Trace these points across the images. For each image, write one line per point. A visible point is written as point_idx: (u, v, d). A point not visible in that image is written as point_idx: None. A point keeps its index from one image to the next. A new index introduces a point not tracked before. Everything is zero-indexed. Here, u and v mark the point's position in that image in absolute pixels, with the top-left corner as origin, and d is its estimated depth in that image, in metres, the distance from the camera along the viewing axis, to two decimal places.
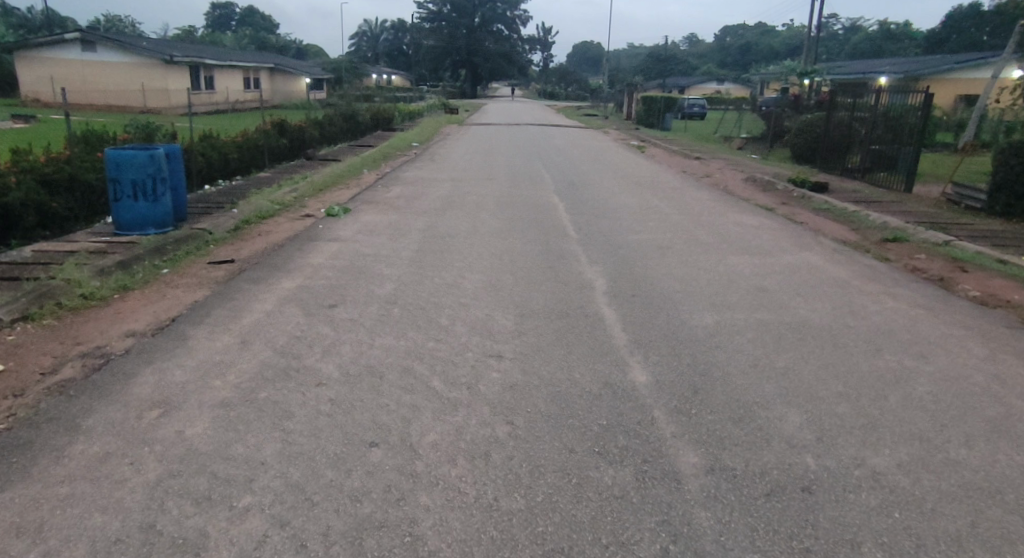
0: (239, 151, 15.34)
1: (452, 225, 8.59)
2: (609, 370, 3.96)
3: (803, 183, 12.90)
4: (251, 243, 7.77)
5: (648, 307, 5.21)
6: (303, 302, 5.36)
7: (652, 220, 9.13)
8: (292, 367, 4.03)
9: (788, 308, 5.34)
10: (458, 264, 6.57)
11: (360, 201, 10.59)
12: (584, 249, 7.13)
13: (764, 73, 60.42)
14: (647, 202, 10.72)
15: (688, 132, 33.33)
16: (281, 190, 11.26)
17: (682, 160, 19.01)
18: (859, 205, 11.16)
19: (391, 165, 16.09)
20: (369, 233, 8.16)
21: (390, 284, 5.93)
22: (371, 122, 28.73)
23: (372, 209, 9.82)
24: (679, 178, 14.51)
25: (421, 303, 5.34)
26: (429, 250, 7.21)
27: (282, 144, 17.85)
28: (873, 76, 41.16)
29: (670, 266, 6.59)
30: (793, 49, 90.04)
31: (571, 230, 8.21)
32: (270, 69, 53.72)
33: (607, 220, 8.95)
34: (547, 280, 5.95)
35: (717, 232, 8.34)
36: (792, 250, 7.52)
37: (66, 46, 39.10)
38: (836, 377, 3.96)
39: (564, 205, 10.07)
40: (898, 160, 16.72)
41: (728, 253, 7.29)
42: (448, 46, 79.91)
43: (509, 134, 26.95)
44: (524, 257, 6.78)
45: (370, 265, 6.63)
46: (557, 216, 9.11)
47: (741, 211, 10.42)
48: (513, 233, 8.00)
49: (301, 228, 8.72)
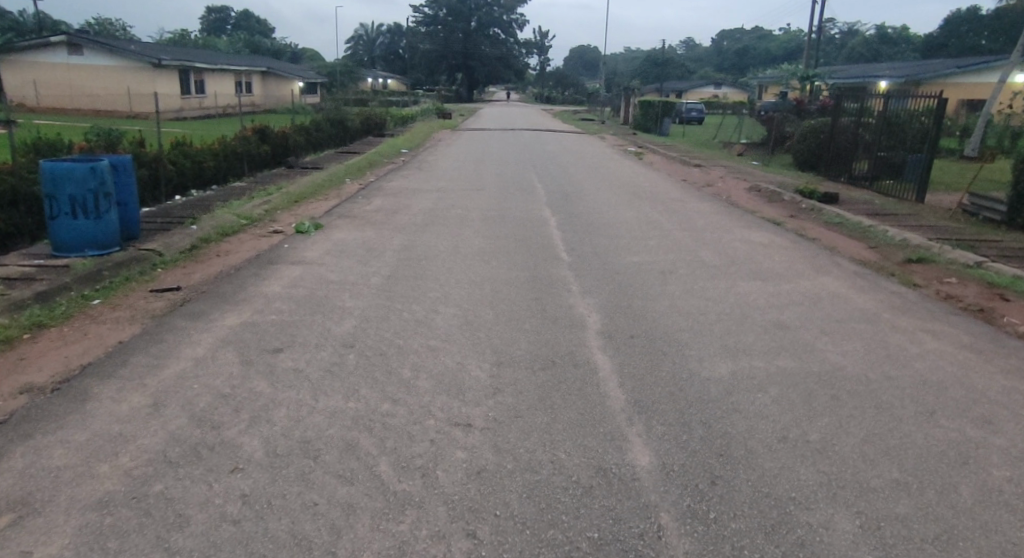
0: (214, 159, 14.54)
1: (432, 245, 7.80)
2: (602, 449, 3.16)
3: (812, 195, 12.14)
4: (205, 267, 6.95)
5: (649, 354, 4.41)
6: (242, 345, 4.55)
7: (651, 238, 8.34)
8: (206, 443, 3.21)
9: (813, 353, 4.54)
10: (432, 295, 5.77)
11: (336, 215, 9.78)
12: (576, 276, 6.35)
13: (762, 78, 59.78)
14: (646, 216, 9.94)
15: (686, 137, 32.62)
16: (252, 203, 10.46)
17: (682, 168, 18.23)
18: (873, 219, 10.40)
19: (376, 174, 15.32)
20: (339, 254, 7.35)
21: (350, 320, 5.12)
22: (361, 127, 27.92)
23: (347, 225, 9.02)
24: (679, 188, 13.73)
25: (382, 347, 4.53)
26: (401, 276, 6.41)
27: (262, 151, 17.05)
28: (874, 80, 40.48)
29: (673, 297, 5.80)
30: (791, 53, 89.53)
31: (561, 251, 7.43)
32: (263, 73, 52.90)
33: (603, 239, 8.17)
34: (532, 317, 5.16)
35: (725, 253, 7.54)
36: (809, 275, 6.74)
37: (51, 49, 38.22)
38: (887, 457, 3.16)
39: (557, 220, 9.28)
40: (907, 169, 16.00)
41: (737, 279, 6.50)
42: (444, 49, 79.20)
43: (503, 140, 26.22)
44: (508, 286, 6.00)
45: (332, 295, 5.83)
46: (548, 234, 8.33)
47: (748, 227, 9.63)
48: (497, 255, 7.22)
49: (266, 248, 7.91)
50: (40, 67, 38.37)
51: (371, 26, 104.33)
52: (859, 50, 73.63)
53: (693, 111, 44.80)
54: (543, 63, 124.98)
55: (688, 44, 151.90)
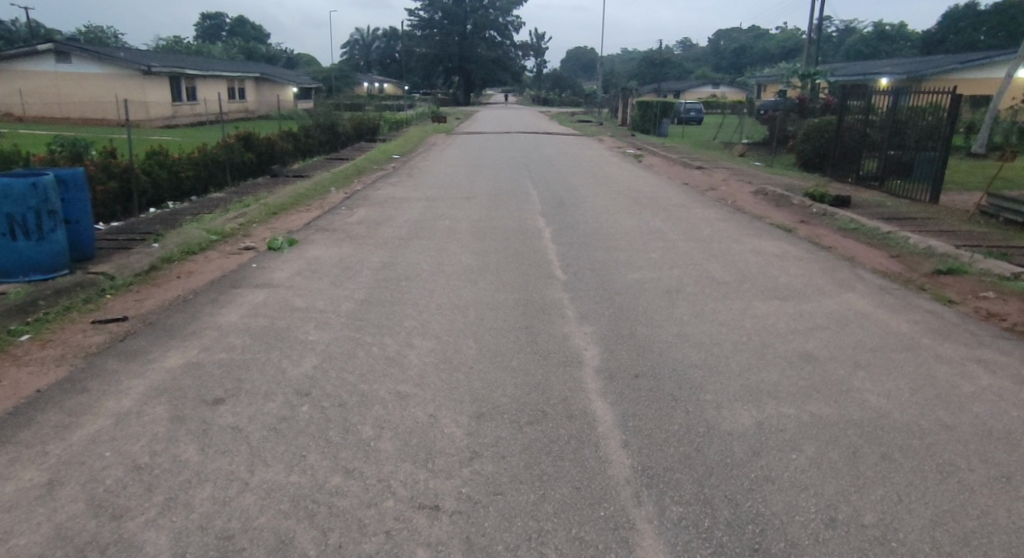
0: (193, 168, 13.92)
1: (415, 262, 7.13)
2: (602, 546, 2.47)
3: (822, 198, 11.47)
4: (163, 291, 6.27)
5: (657, 400, 3.73)
6: (178, 394, 3.86)
7: (655, 251, 7.67)
8: (100, 541, 2.51)
9: (851, 395, 3.85)
10: (408, 324, 5.09)
11: (314, 229, 9.11)
12: (572, 299, 5.67)
13: (760, 77, 59.13)
14: (648, 225, 9.27)
15: (685, 138, 32.03)
16: (225, 216, 9.78)
17: (683, 170, 17.57)
18: (890, 223, 9.74)
19: (364, 182, 14.66)
20: (311, 275, 6.66)
21: (310, 358, 4.42)
22: (353, 132, 27.32)
23: (325, 240, 8.35)
24: (681, 193, 13.06)
25: (343, 395, 3.85)
26: (376, 301, 5.73)
27: (246, 159, 16.41)
28: (875, 77, 39.83)
29: (683, 322, 5.12)
30: (788, 52, 88.92)
31: (556, 268, 6.75)
32: (256, 79, 52.33)
33: (601, 253, 7.49)
34: (520, 351, 4.48)
35: (736, 268, 6.87)
36: (830, 293, 6.06)
37: (39, 58, 37.64)
38: (970, 548, 2.47)
39: (552, 231, 8.62)
40: (917, 168, 15.35)
41: (754, 299, 5.80)
42: (439, 53, 78.61)
43: (498, 144, 25.60)
44: (495, 312, 5.33)
45: (296, 325, 5.14)
46: (542, 247, 7.67)
47: (758, 235, 8.95)
48: (485, 273, 6.55)
49: (233, 267, 7.24)
50: (28, 76, 37.81)
51: (366, 31, 103.86)
52: (856, 48, 72.99)
53: (692, 111, 44.17)
54: (539, 64, 124.51)
55: (685, 45, 151.33)
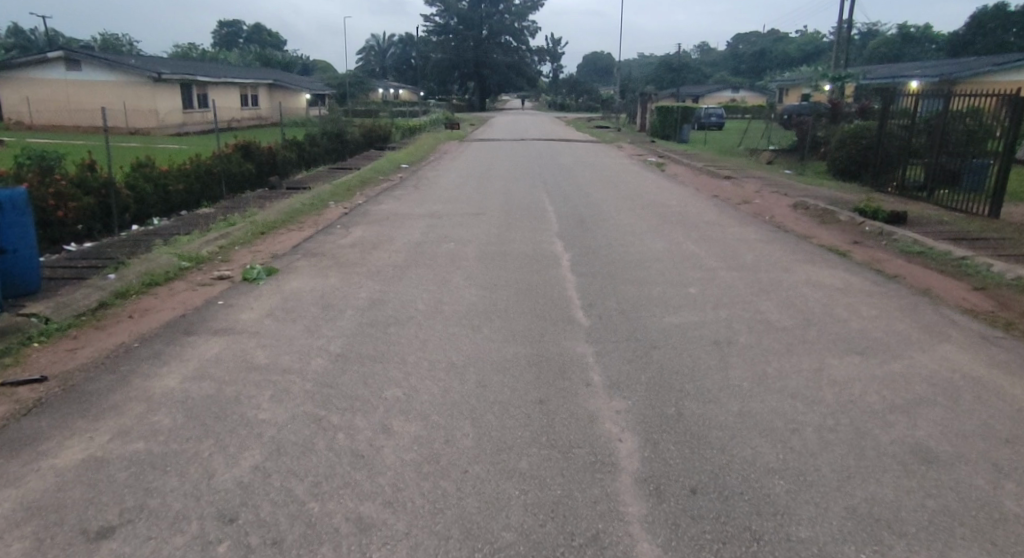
0: (184, 181, 13.06)
1: (409, 300, 6.04)
2: None
3: (875, 214, 10.21)
4: (105, 336, 5.24)
5: (728, 541, 2.55)
6: (52, 518, 2.75)
7: (693, 284, 6.52)
8: None
9: (1012, 528, 2.64)
10: (388, 394, 3.99)
11: (301, 255, 8.08)
12: (599, 355, 4.54)
13: (782, 81, 57.54)
14: (680, 249, 8.13)
15: (708, 144, 30.84)
16: (204, 237, 8.79)
17: (711, 180, 16.36)
18: (960, 244, 8.48)
19: (366, 195, 13.66)
20: (283, 317, 5.59)
21: (252, 453, 3.30)
22: (362, 140, 26.50)
23: (310, 269, 7.30)
24: (713, 208, 11.88)
25: (280, 523, 2.72)
26: (355, 357, 4.63)
27: (243, 170, 15.52)
28: (903, 80, 38.36)
29: (741, 392, 3.95)
30: (809, 55, 87.20)
31: (576, 309, 5.64)
32: (270, 85, 51.99)
33: (628, 287, 6.36)
34: (531, 445, 3.34)
35: (793, 310, 5.70)
36: (919, 344, 4.87)
37: (50, 66, 37.43)
38: None
39: (569, 258, 7.51)
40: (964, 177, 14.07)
41: (826, 356, 4.61)
42: (455, 58, 77.82)
43: (512, 151, 24.60)
44: (500, 376, 4.21)
45: (246, 393, 4.03)
46: (559, 280, 6.57)
47: (808, 261, 7.76)
48: (490, 317, 5.45)
49: (197, 304, 6.20)
50: (39, 84, 37.58)
51: (382, 38, 103.81)
52: (880, 50, 71.13)
53: (712, 116, 42.90)
54: (555, 69, 123.60)
55: (702, 49, 149.69)
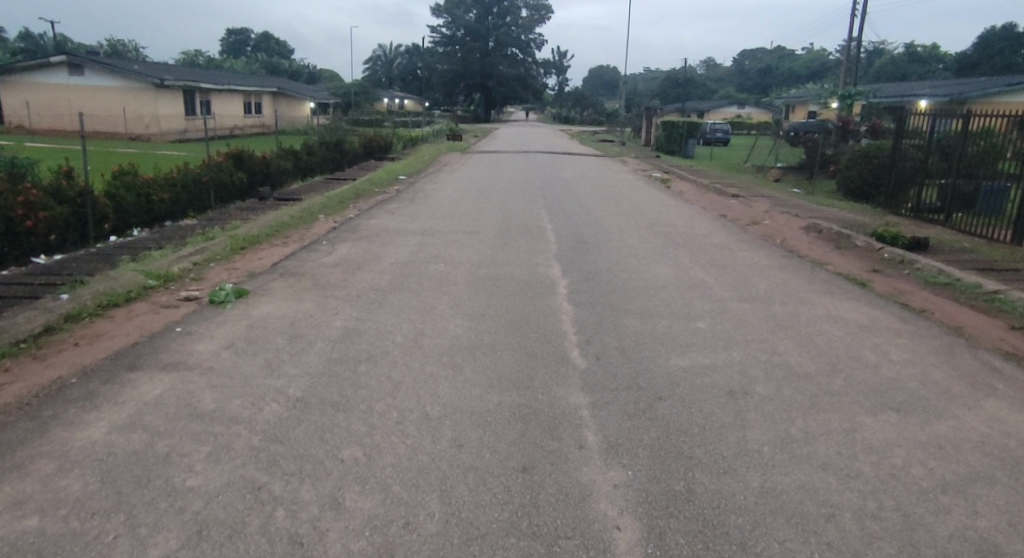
0: (169, 191, 12.56)
1: (389, 331, 5.49)
2: None
3: (894, 239, 9.64)
4: (41, 366, 4.65)
5: None
6: None
7: (702, 319, 5.94)
8: None
9: None
10: (347, 454, 3.39)
11: (280, 274, 7.53)
12: (594, 407, 3.96)
13: (788, 98, 57.20)
14: (687, 276, 7.56)
15: (714, 160, 30.39)
16: (178, 253, 8.25)
17: (718, 199, 15.82)
18: (988, 275, 7.92)
19: (359, 209, 13.15)
20: (246, 348, 5.00)
21: (168, 534, 2.70)
22: (362, 150, 26.09)
23: (285, 291, 6.74)
24: (722, 229, 11.32)
25: None
26: (317, 402, 4.05)
27: (234, 180, 15.03)
28: (912, 100, 37.96)
29: (763, 462, 3.35)
30: (815, 73, 87.05)
31: (572, 346, 5.07)
32: (274, 93, 51.82)
33: (629, 321, 5.79)
34: (509, 532, 2.73)
35: (815, 353, 5.11)
36: (961, 398, 4.29)
37: (53, 70, 37.18)
38: None
39: (567, 286, 6.95)
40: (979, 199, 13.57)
41: (857, 413, 4.01)
42: (461, 70, 77.68)
43: (515, 164, 24.15)
44: (480, 433, 3.63)
45: (180, 447, 3.42)
46: (553, 311, 6.00)
47: (826, 291, 7.19)
48: (475, 354, 4.88)
49: (155, 330, 5.64)
50: (41, 88, 37.31)
51: (389, 48, 104.16)
52: (886, 69, 70.89)
53: (717, 132, 42.45)
54: (560, 82, 123.73)
55: (707, 65, 149.87)
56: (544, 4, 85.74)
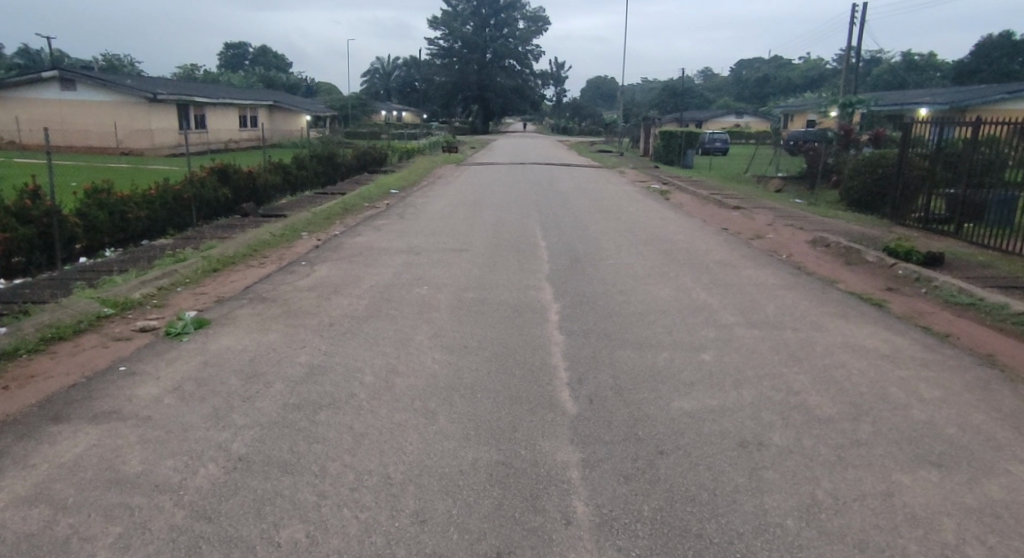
0: (147, 208, 12.04)
1: (360, 366, 4.93)
2: None
3: (908, 254, 9.13)
4: None
5: None
6: None
7: (707, 349, 5.37)
8: None
9: None
10: (287, 534, 2.82)
11: (250, 301, 6.97)
12: (584, 466, 3.39)
13: (787, 107, 56.91)
14: (689, 299, 7.00)
15: (713, 170, 29.95)
16: (143, 277, 7.69)
17: (719, 211, 15.30)
18: (1013, 294, 7.38)
19: (346, 225, 12.63)
20: (192, 391, 4.42)
21: None
22: (355, 163, 25.64)
23: (251, 319, 6.17)
24: (725, 244, 10.79)
25: None
26: (261, 462, 3.46)
27: (218, 195, 14.53)
28: (912, 107, 37.61)
29: (789, 543, 2.77)
30: (812, 82, 87.05)
31: (563, 386, 4.51)
32: (270, 106, 51.50)
33: (627, 353, 5.23)
34: None
35: (836, 391, 4.54)
36: (1009, 447, 3.72)
37: (44, 85, 36.76)
38: None
39: (559, 311, 6.41)
40: (987, 208, 13.10)
41: (893, 470, 3.43)
42: (459, 82, 77.55)
43: (511, 176, 23.69)
44: (448, 502, 3.07)
45: (85, 529, 2.83)
46: (542, 342, 5.45)
47: (841, 314, 6.64)
48: (451, 397, 4.31)
49: (99, 366, 5.07)
50: (32, 104, 36.89)
51: (387, 61, 104.11)
52: (884, 78, 70.75)
53: (715, 142, 42.05)
54: (558, 93, 123.87)
55: (704, 75, 150.11)
56: (542, 16, 85.75)
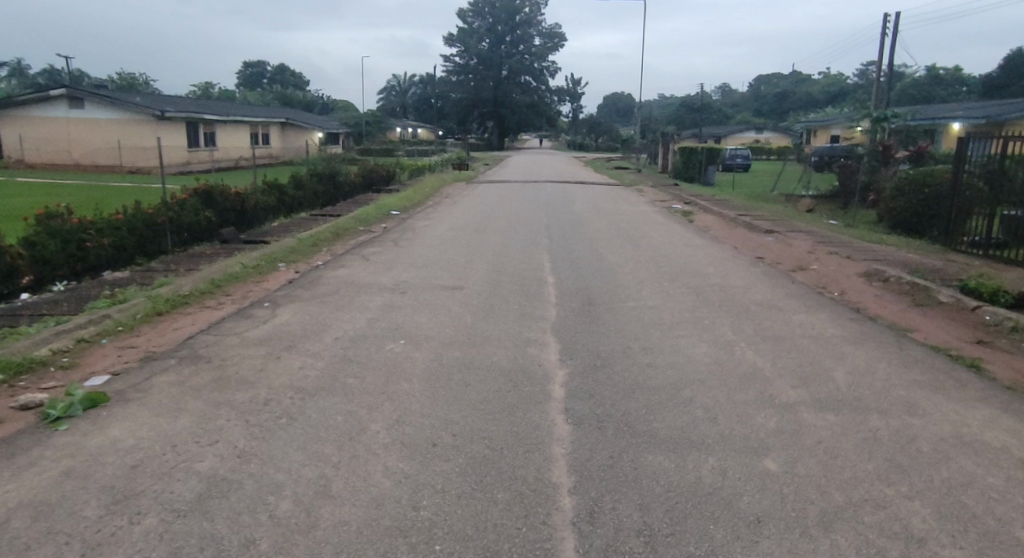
0: (111, 235, 10.80)
1: (280, 480, 3.47)
2: None
3: (994, 295, 7.70)
4: None
5: None
6: None
7: (771, 452, 3.85)
8: None
9: None
10: None
11: (181, 359, 5.58)
12: None
13: (809, 121, 55.20)
14: (734, 362, 5.49)
15: (736, 188, 28.50)
16: (62, 326, 6.32)
17: (749, 235, 13.78)
18: None
19: (332, 254, 11.31)
20: (16, 531, 2.97)
21: None
22: (359, 183, 24.54)
23: (165, 392, 4.75)
24: (764, 279, 9.27)
25: None
26: None
27: (198, 219, 13.31)
28: (943, 122, 35.88)
29: None
30: (833, 95, 85.45)
31: (569, 528, 3.01)
32: (282, 124, 50.95)
33: (658, 457, 3.75)
34: None
35: (983, 536, 2.98)
36: None
37: (52, 104, 36.17)
38: None
39: (566, 381, 4.95)
40: None
41: None
42: (473, 98, 76.90)
43: (523, 196, 22.39)
44: None
45: None
46: (539, 436, 3.97)
47: (937, 386, 5.10)
48: (393, 551, 2.81)
49: None
50: (40, 122, 36.31)
51: (404, 79, 104.01)
52: (908, 92, 68.80)
53: (738, 159, 40.32)
54: (574, 108, 122.99)
55: (724, 89, 148.23)
56: (558, 32, 85.04)
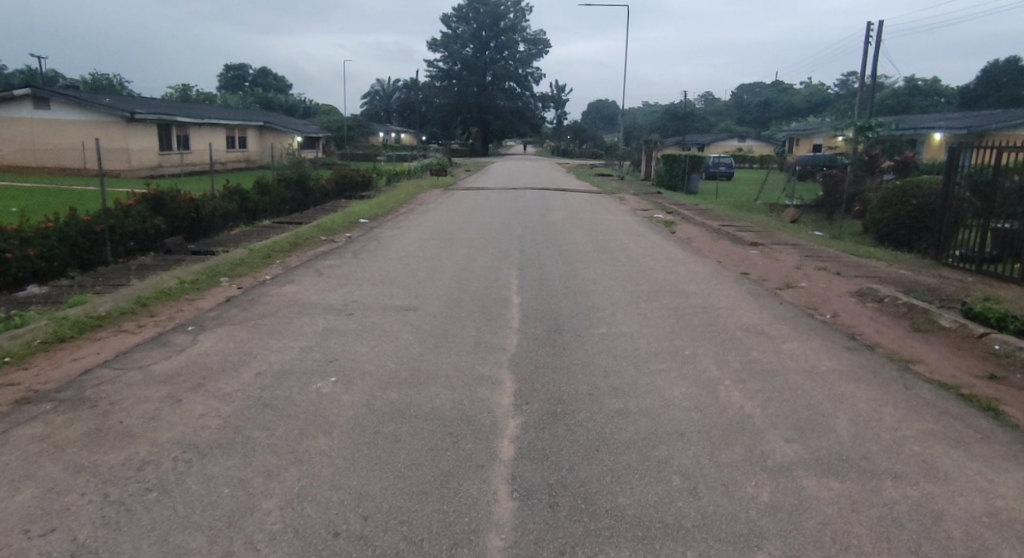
0: (38, 245, 9.80)
1: None
2: None
3: (1002, 321, 7.03)
4: None
5: None
6: None
7: (766, 542, 3.02)
8: None
9: None
10: None
11: (60, 401, 4.64)
12: None
13: (790, 130, 54.95)
14: (718, 409, 4.69)
15: (719, 196, 27.98)
16: None
17: (734, 249, 13.05)
18: None
19: (284, 267, 10.40)
20: None
21: None
22: (332, 189, 23.61)
23: (18, 450, 3.83)
24: (750, 299, 8.53)
25: None
26: None
27: (145, 226, 12.33)
28: (926, 133, 35.70)
29: None
30: (815, 105, 85.80)
31: None
32: (259, 128, 49.74)
33: (621, 550, 2.92)
34: None
35: None
36: None
37: (16, 104, 34.59)
38: None
39: (518, 435, 4.13)
40: None
41: None
42: (457, 103, 76.08)
43: (499, 203, 21.61)
44: None
45: None
46: (473, 521, 3.12)
47: (955, 439, 4.34)
48: None
49: None
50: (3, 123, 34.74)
51: (388, 83, 102.85)
52: (889, 102, 69.11)
53: (722, 167, 39.75)
54: (559, 116, 122.62)
55: (707, 97, 149.04)
56: (543, 39, 84.37)
